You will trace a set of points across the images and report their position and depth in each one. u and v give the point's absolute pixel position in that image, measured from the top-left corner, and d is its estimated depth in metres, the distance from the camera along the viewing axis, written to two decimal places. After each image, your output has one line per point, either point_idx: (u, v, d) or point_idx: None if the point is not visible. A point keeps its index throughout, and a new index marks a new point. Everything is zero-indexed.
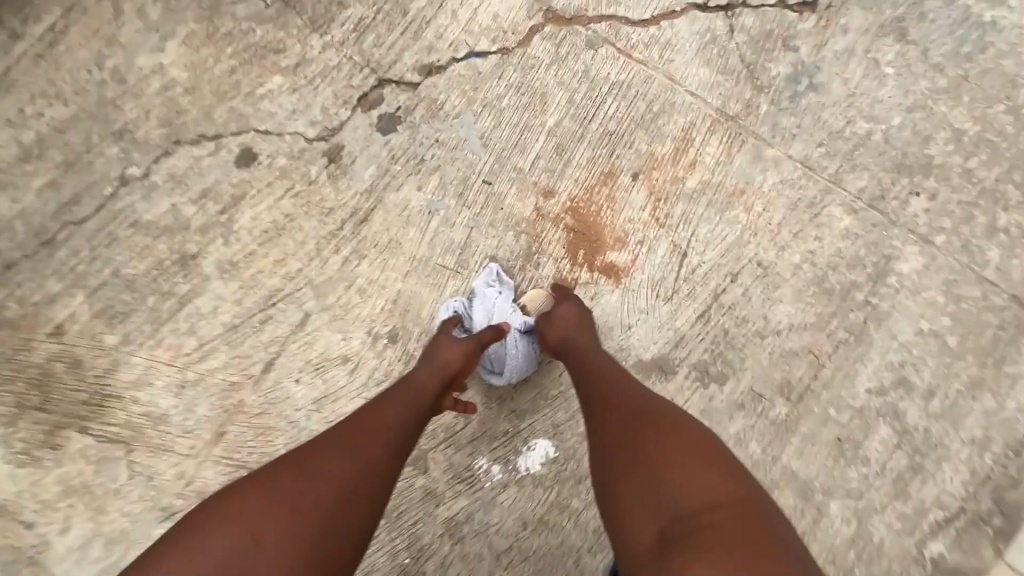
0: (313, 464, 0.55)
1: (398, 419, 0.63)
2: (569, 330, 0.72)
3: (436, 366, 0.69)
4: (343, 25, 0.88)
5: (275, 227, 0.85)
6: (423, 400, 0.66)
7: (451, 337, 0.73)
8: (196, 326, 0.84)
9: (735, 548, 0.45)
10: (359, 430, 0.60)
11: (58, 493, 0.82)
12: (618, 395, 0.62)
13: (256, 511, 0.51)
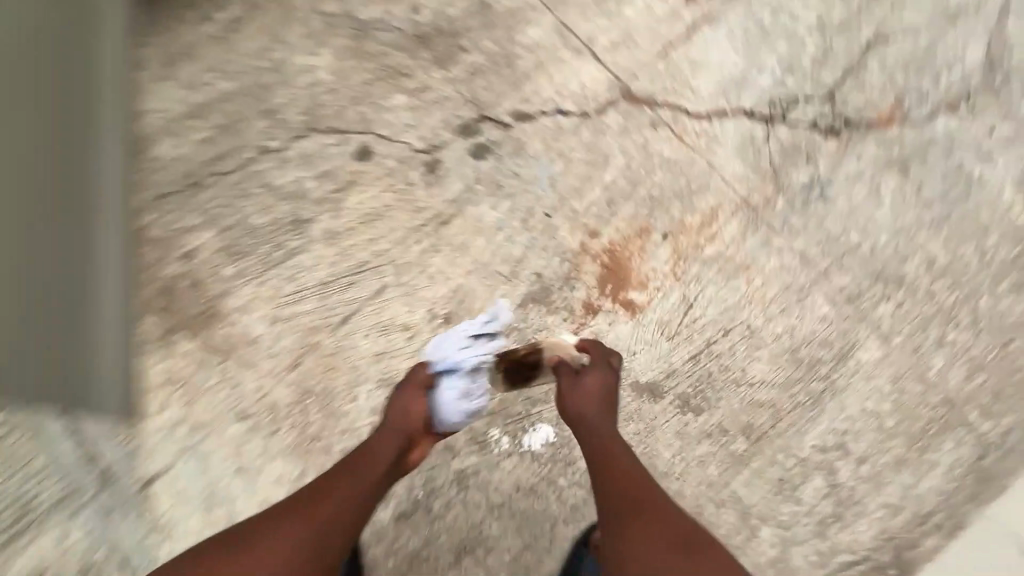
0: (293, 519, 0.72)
1: (358, 479, 0.79)
2: (589, 393, 0.84)
3: (399, 422, 0.85)
4: (462, 66, 1.10)
5: (374, 213, 1.07)
6: (389, 451, 0.82)
7: (401, 395, 0.88)
8: (296, 275, 1.06)
9: None
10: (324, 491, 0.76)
11: (158, 382, 1.02)
12: (629, 484, 0.75)
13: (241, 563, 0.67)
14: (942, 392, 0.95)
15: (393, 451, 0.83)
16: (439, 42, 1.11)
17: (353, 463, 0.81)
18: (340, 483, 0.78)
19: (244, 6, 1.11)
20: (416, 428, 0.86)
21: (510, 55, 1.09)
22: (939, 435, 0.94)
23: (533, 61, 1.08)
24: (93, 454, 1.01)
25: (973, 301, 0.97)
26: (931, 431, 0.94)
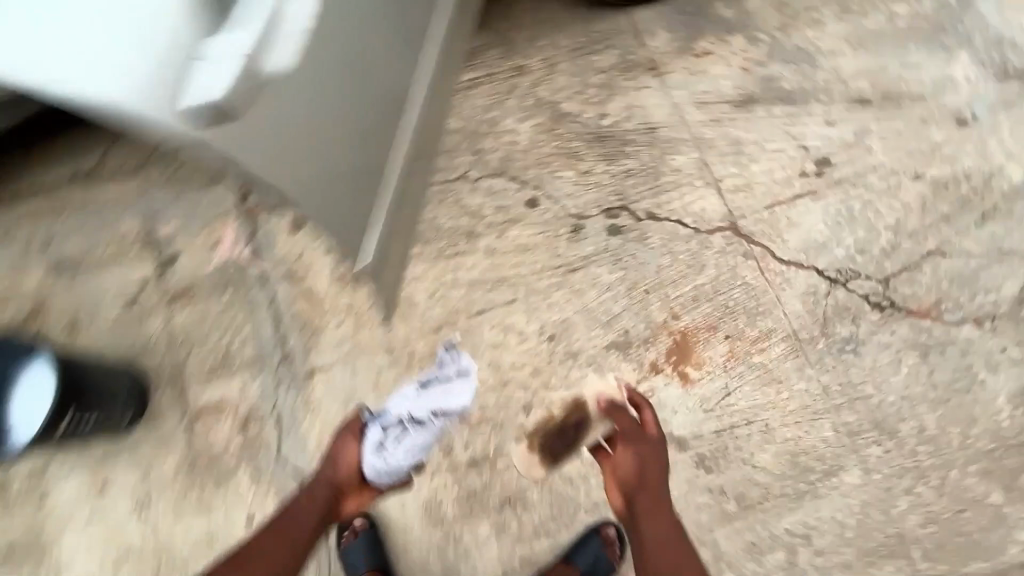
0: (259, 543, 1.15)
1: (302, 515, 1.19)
2: (648, 462, 1.20)
3: (332, 478, 1.21)
4: (621, 166, 1.50)
5: (525, 247, 1.46)
6: (322, 497, 1.21)
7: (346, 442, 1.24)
8: (457, 269, 1.46)
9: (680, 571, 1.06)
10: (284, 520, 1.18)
11: (345, 306, 1.46)
12: (644, 477, 1.18)
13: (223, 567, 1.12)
14: (896, 524, 1.26)
15: (326, 501, 1.21)
16: (611, 144, 1.52)
17: (297, 509, 1.19)
18: (288, 532, 1.17)
19: (486, 78, 1.56)
20: (344, 481, 1.22)
21: (657, 171, 1.49)
22: (882, 555, 1.26)
23: (672, 181, 1.48)
24: (285, 339, 1.45)
25: (943, 469, 1.28)
26: (877, 550, 1.26)
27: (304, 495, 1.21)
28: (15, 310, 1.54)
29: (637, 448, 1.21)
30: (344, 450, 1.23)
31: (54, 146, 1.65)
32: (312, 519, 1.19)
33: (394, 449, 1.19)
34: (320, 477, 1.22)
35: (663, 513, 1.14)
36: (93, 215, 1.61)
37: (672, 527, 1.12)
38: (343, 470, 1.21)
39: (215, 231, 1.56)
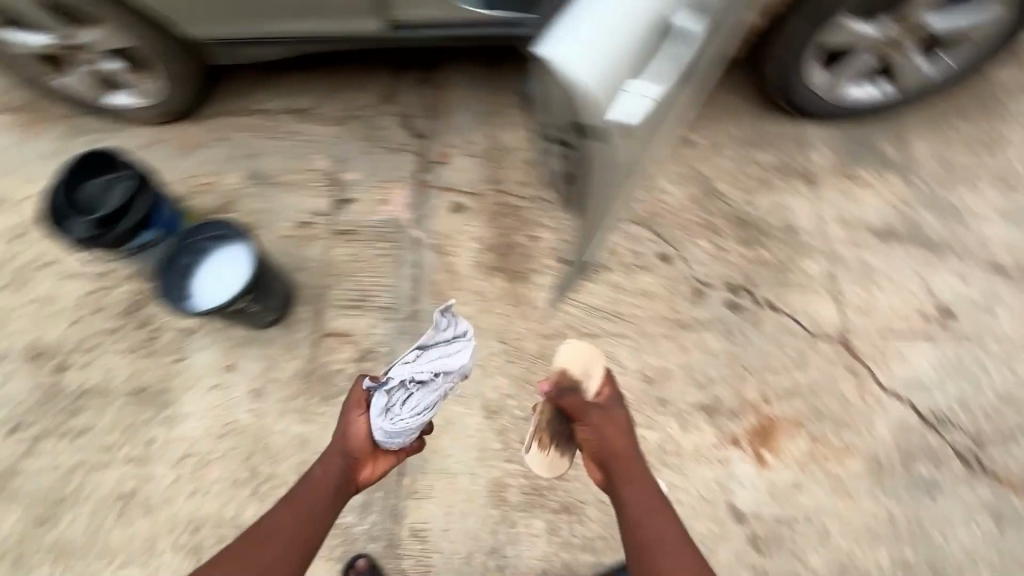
0: (264, 536, 1.07)
1: (309, 499, 1.11)
2: (612, 431, 1.12)
3: (345, 450, 1.15)
4: (754, 252, 1.63)
5: (648, 292, 1.59)
6: (332, 474, 1.14)
7: (349, 417, 1.16)
8: (582, 291, 1.62)
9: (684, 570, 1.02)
10: (291, 505, 1.11)
11: (477, 289, 1.64)
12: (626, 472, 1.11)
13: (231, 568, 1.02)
14: None
15: (338, 474, 1.15)
16: (750, 230, 1.66)
17: (308, 482, 1.14)
18: (297, 515, 1.10)
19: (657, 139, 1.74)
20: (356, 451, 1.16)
21: (785, 268, 1.61)
22: None
23: (797, 281, 1.60)
24: (417, 299, 1.64)
25: None
26: None
27: (316, 469, 1.16)
28: (212, 201, 1.83)
29: (596, 418, 1.12)
30: (349, 416, 1.17)
31: (284, 82, 1.97)
32: (325, 498, 1.12)
33: (403, 412, 1.09)
34: (330, 450, 1.16)
35: (642, 486, 1.10)
36: (295, 146, 1.89)
37: (654, 503, 1.08)
38: (353, 440, 1.15)
39: (388, 190, 1.80)
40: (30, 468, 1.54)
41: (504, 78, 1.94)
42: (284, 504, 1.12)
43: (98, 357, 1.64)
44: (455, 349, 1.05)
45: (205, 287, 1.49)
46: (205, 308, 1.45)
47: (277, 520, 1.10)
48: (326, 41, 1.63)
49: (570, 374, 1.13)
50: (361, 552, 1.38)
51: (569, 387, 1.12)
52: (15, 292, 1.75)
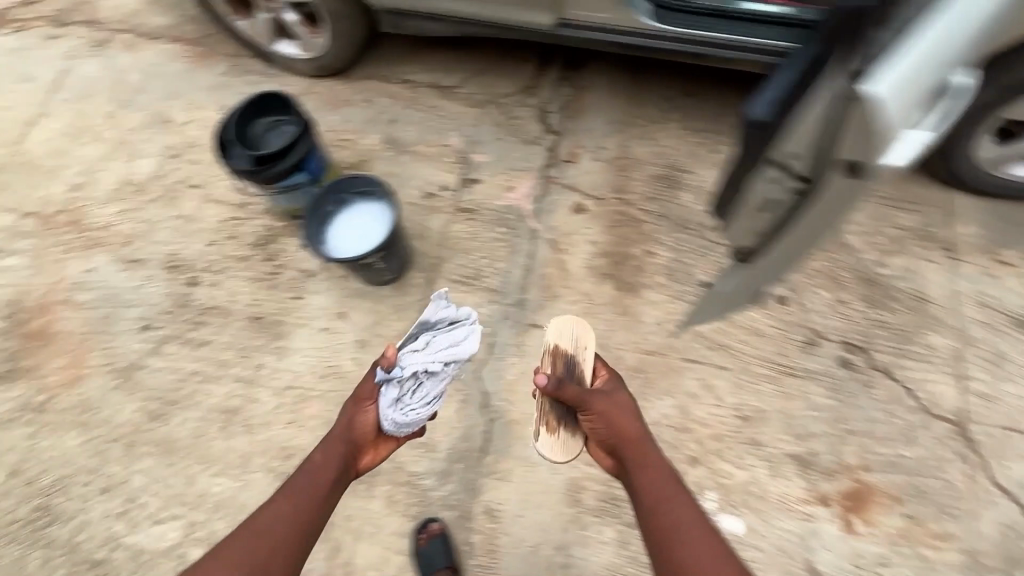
0: (268, 518, 1.03)
1: (311, 483, 1.09)
2: (616, 412, 1.18)
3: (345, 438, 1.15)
4: (878, 314, 1.57)
5: (758, 331, 1.56)
6: (335, 457, 1.13)
7: (353, 407, 1.18)
8: (689, 315, 1.61)
9: (714, 565, 0.97)
10: (293, 489, 1.08)
11: (584, 291, 1.66)
12: (639, 457, 1.14)
13: (235, 557, 0.97)
14: None
15: (339, 461, 1.13)
16: (878, 291, 1.59)
17: (309, 468, 1.11)
18: (300, 498, 1.06)
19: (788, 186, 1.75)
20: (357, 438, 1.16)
21: (909, 336, 1.54)
22: None
23: (921, 352, 1.53)
24: (525, 288, 1.68)
25: None
26: None
27: (316, 456, 1.13)
28: (349, 157, 1.94)
29: (600, 401, 1.19)
30: (355, 403, 1.19)
31: (433, 60, 2.07)
32: (327, 480, 1.11)
33: (414, 401, 1.18)
34: (332, 438, 1.15)
35: (653, 470, 1.11)
36: (432, 121, 1.98)
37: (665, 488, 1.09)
38: (356, 428, 1.17)
39: (514, 179, 1.85)
40: (152, 366, 1.68)
41: (644, 92, 1.96)
42: (286, 489, 1.08)
43: (227, 280, 1.78)
44: (461, 329, 1.22)
45: (343, 237, 1.57)
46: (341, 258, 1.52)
47: (280, 505, 1.05)
48: (489, 27, 1.70)
49: (564, 351, 1.32)
50: (435, 516, 1.43)
51: (569, 362, 1.30)
52: (165, 206, 1.93)
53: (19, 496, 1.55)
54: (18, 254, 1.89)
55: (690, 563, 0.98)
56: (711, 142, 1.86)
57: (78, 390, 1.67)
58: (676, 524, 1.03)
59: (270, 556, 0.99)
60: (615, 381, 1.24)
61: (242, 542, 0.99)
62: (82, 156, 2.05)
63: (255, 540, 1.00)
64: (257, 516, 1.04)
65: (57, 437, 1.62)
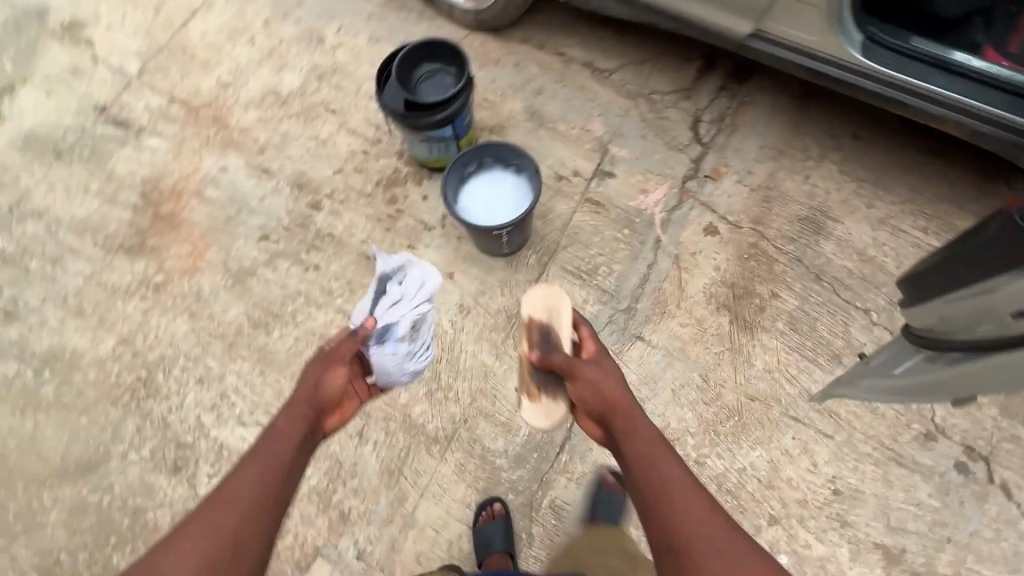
0: (231, 488, 0.96)
1: (279, 448, 1.02)
2: (602, 380, 1.13)
3: (310, 401, 1.12)
4: (1017, 426, 1.42)
5: (875, 408, 1.46)
6: (304, 419, 1.09)
7: (312, 368, 1.18)
8: (803, 372, 1.52)
9: (713, 545, 0.91)
10: (257, 457, 1.01)
11: (697, 317, 1.60)
12: (625, 427, 1.08)
13: (200, 536, 0.89)
14: None
15: (306, 423, 1.08)
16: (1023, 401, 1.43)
17: (272, 434, 1.05)
18: (266, 464, 1.00)
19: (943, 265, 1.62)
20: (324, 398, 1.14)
21: None
22: None
23: None
24: (637, 298, 1.63)
25: None
26: None
27: (278, 421, 1.07)
28: (486, 119, 1.91)
29: (587, 369, 1.16)
30: (317, 365, 1.18)
31: (593, 39, 1.99)
32: (299, 439, 1.06)
33: (420, 349, 1.47)
34: (295, 400, 1.11)
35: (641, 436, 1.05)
36: (579, 101, 1.91)
37: (655, 455, 1.03)
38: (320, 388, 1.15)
39: (650, 182, 1.77)
40: (263, 277, 1.74)
41: (810, 122, 1.81)
42: (246, 460, 1.01)
43: (347, 212, 1.81)
44: (410, 274, 1.52)
45: (477, 202, 1.55)
46: (472, 223, 1.50)
47: (247, 473, 0.99)
48: (671, 17, 1.58)
49: (540, 320, 1.31)
50: (499, 497, 1.45)
51: (544, 329, 1.30)
52: (302, 125, 1.96)
53: (126, 364, 1.66)
54: (162, 137, 1.97)
55: (688, 534, 0.93)
56: (870, 193, 1.72)
57: (193, 281, 1.76)
58: (669, 502, 0.97)
59: (239, 528, 0.91)
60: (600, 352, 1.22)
61: (211, 516, 0.91)
62: (235, 55, 2.09)
63: (220, 513, 0.92)
64: (224, 487, 0.96)
65: (168, 319, 1.71)
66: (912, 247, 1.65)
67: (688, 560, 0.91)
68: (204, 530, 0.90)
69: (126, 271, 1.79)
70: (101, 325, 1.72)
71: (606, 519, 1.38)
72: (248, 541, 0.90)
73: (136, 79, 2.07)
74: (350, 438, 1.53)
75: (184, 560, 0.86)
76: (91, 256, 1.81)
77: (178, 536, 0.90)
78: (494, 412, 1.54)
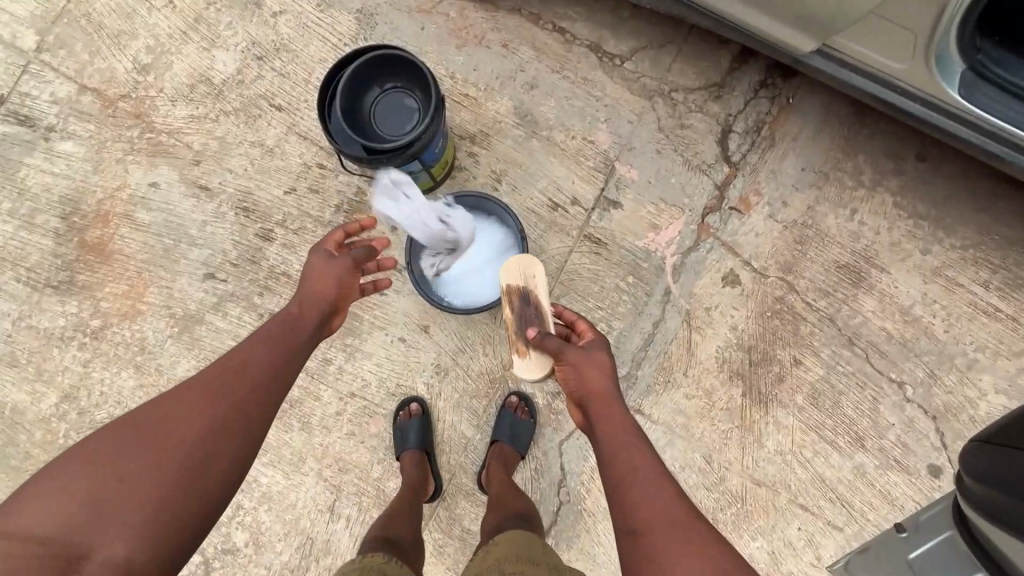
0: (229, 369, 0.89)
1: (292, 336, 0.97)
2: (586, 364, 1.01)
3: (320, 300, 1.03)
4: None
5: (893, 498, 1.34)
6: (311, 319, 1.01)
7: (320, 259, 1.07)
8: (819, 454, 1.37)
9: (689, 550, 0.78)
10: (265, 342, 0.94)
11: (706, 387, 1.40)
12: (604, 408, 0.97)
13: (188, 407, 0.83)
14: None
15: (315, 319, 1.02)
16: None
17: (282, 322, 0.98)
18: (271, 351, 0.94)
19: (998, 328, 1.39)
20: (337, 297, 1.06)
21: None
22: None
23: None
24: (639, 362, 1.42)
25: None
26: None
27: (291, 310, 1.01)
28: (466, 122, 1.55)
29: (575, 354, 1.03)
30: (327, 259, 1.07)
31: (602, 11, 1.56)
32: (306, 333, 1.00)
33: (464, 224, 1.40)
34: (307, 295, 1.03)
35: (619, 423, 0.95)
36: (582, 99, 1.53)
37: (627, 437, 0.93)
38: (336, 284, 1.05)
39: (662, 215, 1.47)
40: (213, 325, 1.53)
41: (866, 136, 1.46)
42: (248, 345, 0.94)
43: (302, 245, 1.54)
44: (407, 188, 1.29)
45: (459, 269, 1.42)
46: (443, 299, 1.42)
47: (247, 354, 0.92)
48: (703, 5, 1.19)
49: (516, 287, 1.19)
50: (418, 398, 1.44)
51: (529, 299, 1.18)
52: (242, 126, 1.60)
53: (72, 423, 1.51)
54: (77, 140, 1.63)
55: (657, 531, 0.81)
56: (928, 235, 1.42)
57: (135, 327, 1.54)
58: (640, 495, 0.86)
59: (231, 411, 0.85)
60: (592, 333, 1.08)
61: (208, 389, 0.85)
62: (153, 25, 1.67)
63: (213, 393, 0.85)
64: (222, 363, 0.90)
65: (112, 372, 1.53)
66: (967, 305, 1.40)
67: (644, 548, 0.80)
68: (195, 403, 0.84)
69: (57, 313, 1.56)
70: (40, 378, 1.54)
71: (510, 520, 1.15)
72: (237, 424, 0.85)
73: (34, 58, 1.67)
74: (322, 513, 1.43)
75: (165, 445, 0.79)
76: (16, 294, 1.58)
77: (172, 404, 0.84)
78: (475, 490, 1.42)
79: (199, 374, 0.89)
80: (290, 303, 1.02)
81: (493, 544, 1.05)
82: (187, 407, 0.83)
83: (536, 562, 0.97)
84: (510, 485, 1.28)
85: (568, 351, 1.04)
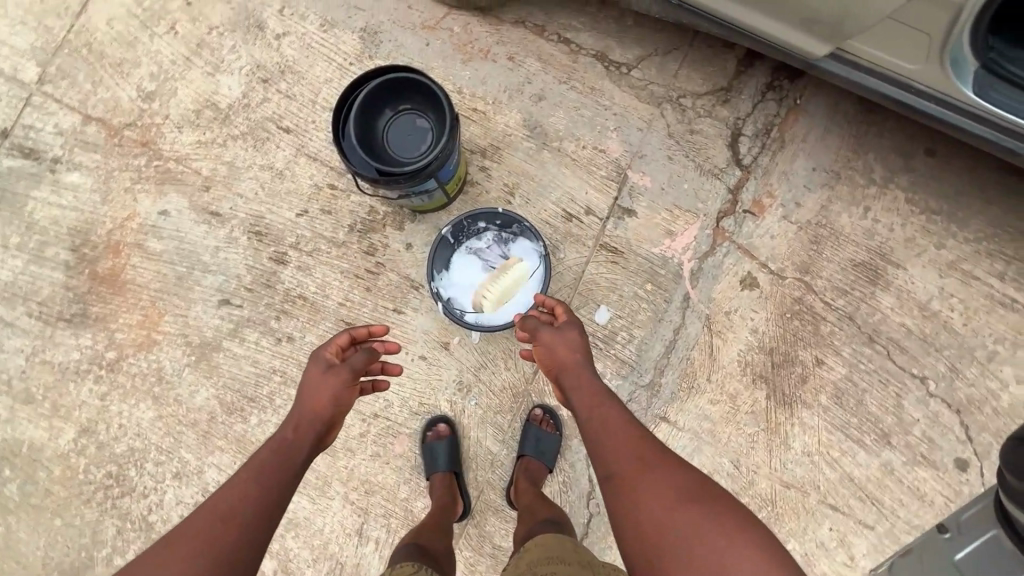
0: (223, 505, 0.84)
1: (289, 460, 0.92)
2: (558, 340, 1.02)
3: (317, 416, 0.97)
4: None
5: (923, 494, 1.34)
6: (305, 440, 0.95)
7: (318, 371, 1.01)
8: (846, 454, 1.37)
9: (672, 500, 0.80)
10: (260, 468, 0.89)
11: (730, 391, 1.40)
12: (574, 375, 0.98)
13: (180, 553, 0.78)
14: None
15: (312, 437, 0.96)
16: None
17: (276, 447, 0.93)
18: (266, 477, 0.88)
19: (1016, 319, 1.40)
20: (333, 412, 0.99)
21: None
22: None
23: None
24: (662, 369, 1.42)
25: None
26: None
27: (285, 433, 0.96)
28: (476, 136, 1.54)
29: (548, 333, 1.04)
30: (325, 371, 1.01)
31: (606, 21, 1.57)
32: (302, 456, 0.94)
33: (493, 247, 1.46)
34: (302, 412, 0.97)
35: (588, 386, 0.97)
36: (592, 108, 1.53)
37: (594, 399, 0.95)
38: (332, 401, 0.99)
39: (677, 221, 1.48)
40: (230, 351, 1.52)
41: (875, 135, 1.48)
42: (243, 477, 0.88)
43: (317, 267, 1.53)
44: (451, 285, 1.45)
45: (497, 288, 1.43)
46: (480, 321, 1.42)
47: (237, 488, 0.87)
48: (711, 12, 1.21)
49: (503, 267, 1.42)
50: (441, 416, 1.43)
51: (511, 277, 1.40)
52: (251, 149, 1.60)
53: (92, 457, 1.50)
54: (83, 171, 1.62)
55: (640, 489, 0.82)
56: (943, 229, 1.43)
57: (151, 357, 1.53)
58: (617, 456, 0.87)
59: (226, 554, 0.79)
60: (564, 311, 1.08)
61: (200, 532, 0.80)
62: (155, 52, 1.66)
63: (207, 533, 0.80)
64: (215, 500, 0.86)
65: (130, 405, 1.51)
66: (985, 298, 1.41)
67: (626, 502, 0.83)
68: (187, 546, 0.79)
69: (71, 347, 1.55)
70: (56, 413, 1.52)
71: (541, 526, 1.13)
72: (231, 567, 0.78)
73: (37, 90, 1.66)
74: (350, 537, 1.42)
75: None
76: (28, 329, 1.56)
77: (161, 551, 0.79)
78: (504, 506, 1.41)
79: (190, 518, 0.84)
80: (288, 420, 0.98)
81: (523, 552, 1.04)
82: (178, 553, 0.78)
83: (569, 560, 0.95)
84: (538, 495, 1.27)
85: (542, 330, 1.04)
